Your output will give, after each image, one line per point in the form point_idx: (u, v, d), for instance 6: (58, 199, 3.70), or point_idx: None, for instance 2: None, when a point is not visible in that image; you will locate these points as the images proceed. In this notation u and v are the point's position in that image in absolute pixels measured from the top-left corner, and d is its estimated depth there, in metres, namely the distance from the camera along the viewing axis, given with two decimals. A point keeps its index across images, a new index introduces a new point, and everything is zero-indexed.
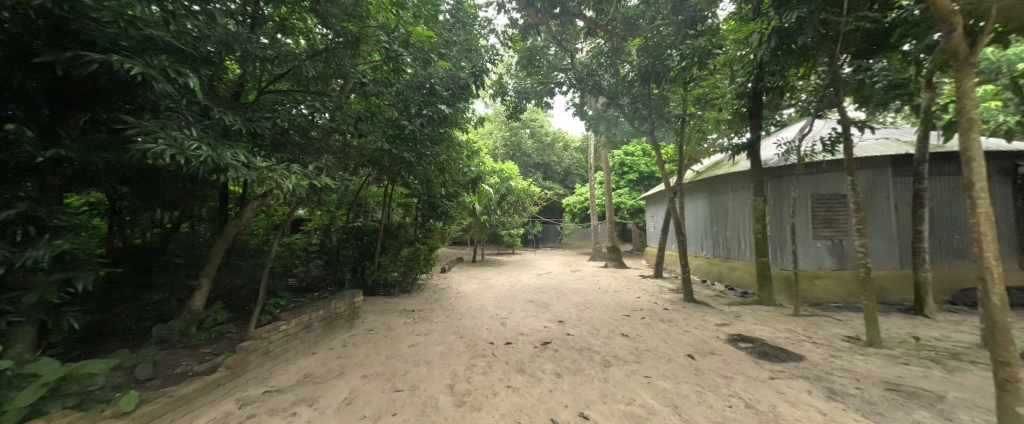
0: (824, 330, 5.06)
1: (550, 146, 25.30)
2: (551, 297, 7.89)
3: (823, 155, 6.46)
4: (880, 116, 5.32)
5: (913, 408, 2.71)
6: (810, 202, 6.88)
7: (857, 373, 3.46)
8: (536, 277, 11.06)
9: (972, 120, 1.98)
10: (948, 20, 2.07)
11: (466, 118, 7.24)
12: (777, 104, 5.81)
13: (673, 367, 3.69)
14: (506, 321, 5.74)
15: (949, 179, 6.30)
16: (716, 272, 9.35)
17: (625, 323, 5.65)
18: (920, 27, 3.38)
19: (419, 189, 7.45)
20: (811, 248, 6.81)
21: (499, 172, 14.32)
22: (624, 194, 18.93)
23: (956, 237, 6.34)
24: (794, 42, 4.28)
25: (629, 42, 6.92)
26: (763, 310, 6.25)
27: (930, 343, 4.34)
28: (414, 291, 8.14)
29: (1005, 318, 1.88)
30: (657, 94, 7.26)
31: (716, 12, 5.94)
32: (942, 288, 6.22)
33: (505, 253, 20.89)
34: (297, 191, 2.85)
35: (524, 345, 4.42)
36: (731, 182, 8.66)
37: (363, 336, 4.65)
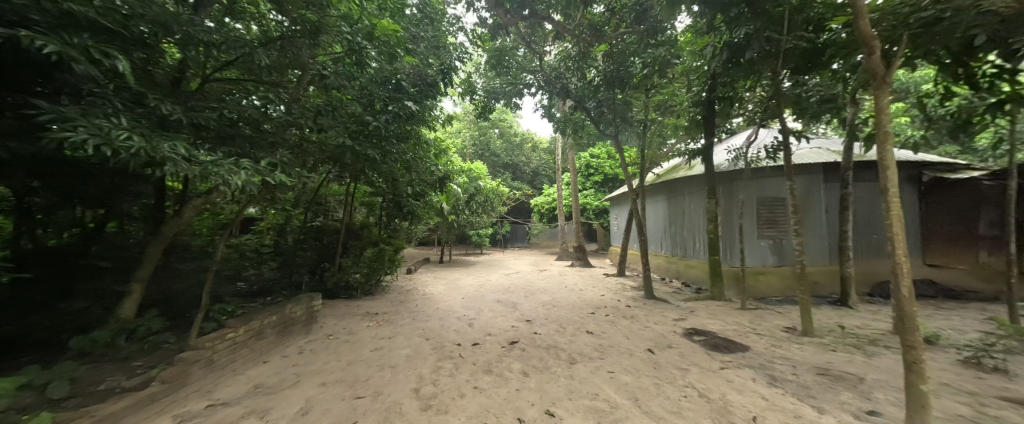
0: (766, 321, 5.52)
1: (519, 147, 25.47)
2: (518, 297, 7.95)
3: (766, 161, 7.05)
4: (814, 127, 5.89)
5: (840, 390, 3.03)
6: (756, 204, 7.47)
7: (794, 360, 3.81)
8: (504, 277, 11.09)
9: (887, 132, 2.23)
10: (869, 43, 2.32)
11: (434, 116, 7.11)
12: (727, 113, 6.31)
13: (634, 361, 3.86)
14: (474, 321, 5.70)
15: (868, 185, 7.11)
16: (674, 270, 9.90)
17: (590, 320, 5.82)
18: (846, 49, 3.78)
19: (384, 188, 7.20)
20: (757, 247, 7.41)
21: (468, 172, 14.19)
22: (590, 195, 19.47)
23: (874, 236, 7.16)
24: (741, 57, 4.68)
25: (596, 48, 7.09)
26: (715, 304, 6.71)
27: (853, 331, 4.87)
28: (378, 293, 7.86)
29: (912, 308, 2.14)
30: (620, 99, 7.50)
31: (675, 23, 6.25)
32: (863, 282, 7.00)
33: (473, 253, 20.77)
34: (245, 188, 2.64)
35: (492, 345, 4.41)
36: (687, 185, 9.22)
37: (323, 342, 4.42)
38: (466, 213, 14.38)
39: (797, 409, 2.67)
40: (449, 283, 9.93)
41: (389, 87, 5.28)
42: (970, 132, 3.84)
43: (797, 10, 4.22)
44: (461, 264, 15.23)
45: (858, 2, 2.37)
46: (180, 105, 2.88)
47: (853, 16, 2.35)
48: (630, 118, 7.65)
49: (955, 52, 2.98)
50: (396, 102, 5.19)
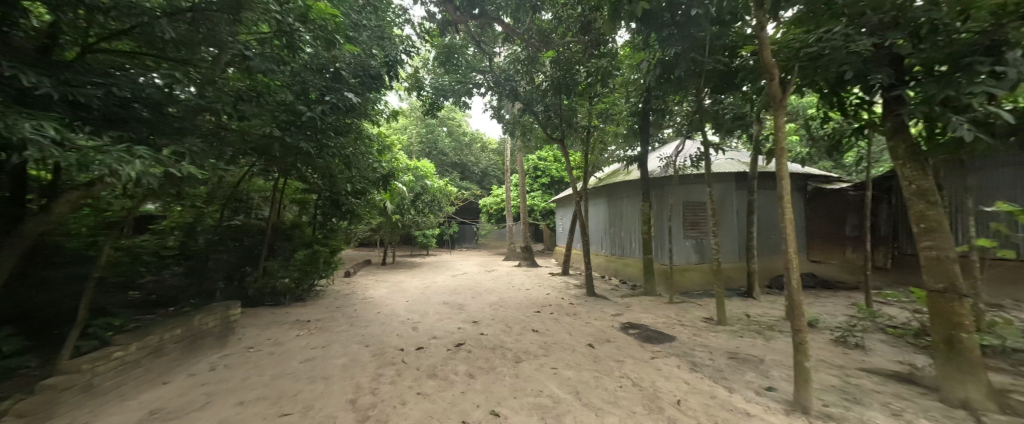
0: (690, 313, 6.15)
1: (468, 146, 25.24)
2: (465, 298, 7.87)
3: (690, 169, 7.86)
4: (728, 142, 6.70)
5: (745, 370, 3.47)
6: (682, 208, 8.28)
7: (711, 347, 4.29)
8: (451, 278, 10.92)
9: (782, 148, 2.62)
10: (770, 71, 2.72)
11: (377, 110, 6.75)
12: (659, 124, 6.93)
13: (576, 356, 4.04)
14: (418, 325, 5.51)
15: (768, 192, 8.29)
16: (613, 268, 10.57)
17: (535, 319, 5.97)
18: (752, 74, 4.35)
19: (319, 185, 6.64)
20: (683, 246, 8.22)
21: (414, 170, 13.68)
22: (537, 197, 19.99)
23: (773, 236, 8.36)
24: (671, 74, 5.16)
25: (544, 53, 7.20)
26: (647, 299, 7.30)
27: (756, 318, 5.62)
28: (310, 299, 7.25)
29: (800, 297, 2.53)
30: (566, 105, 7.81)
31: (615, 37, 6.68)
32: (763, 276, 8.14)
33: (419, 254, 20.11)
34: (142, 180, 2.24)
35: (437, 348, 4.30)
36: (625, 189, 9.93)
37: (243, 355, 3.94)
38: (412, 213, 13.86)
39: (713, 390, 3.00)
40: (392, 286, 9.50)
41: (326, 76, 4.89)
42: (839, 150, 4.66)
43: (716, 37, 4.73)
44: (406, 265, 14.68)
45: (763, 36, 2.77)
46: (50, 77, 2.37)
47: (760, 48, 2.75)
48: (575, 124, 8.01)
49: (830, 85, 3.60)
50: (334, 92, 4.80)
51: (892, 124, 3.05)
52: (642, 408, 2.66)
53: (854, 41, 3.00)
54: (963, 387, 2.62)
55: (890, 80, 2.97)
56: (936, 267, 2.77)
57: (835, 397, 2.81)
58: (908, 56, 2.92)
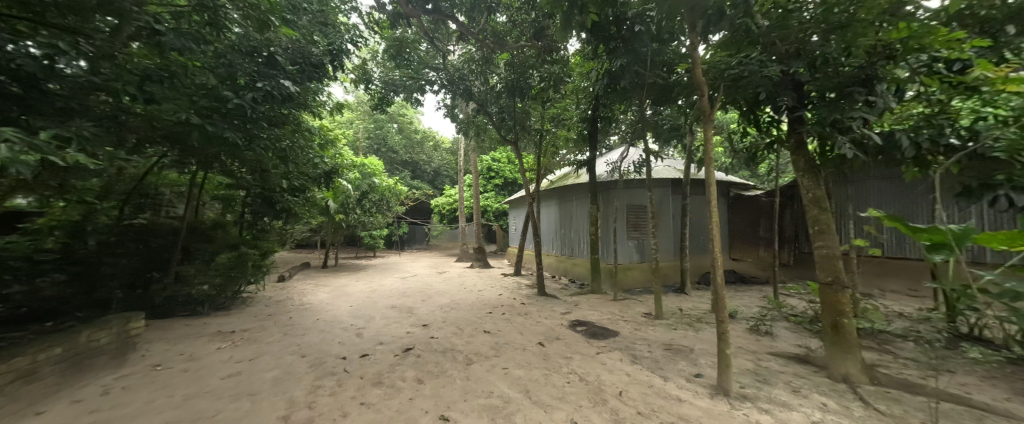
0: (632, 309, 6.57)
1: (419, 144, 24.46)
2: (415, 300, 7.63)
3: (634, 175, 8.39)
4: (665, 151, 7.32)
5: (678, 360, 3.80)
6: (626, 210, 8.81)
7: (649, 340, 4.63)
8: (400, 281, 10.51)
9: (709, 158, 2.91)
10: (700, 88, 3.02)
11: (319, 102, 6.26)
12: (606, 131, 7.32)
13: (526, 355, 4.10)
14: (363, 331, 5.20)
15: (699, 197, 9.16)
16: (563, 268, 10.95)
17: (487, 320, 5.96)
18: (686, 89, 4.74)
19: (248, 180, 5.98)
20: (626, 247, 8.76)
21: (360, 167, 12.88)
22: (490, 198, 20.00)
23: (703, 237, 9.24)
24: (617, 84, 5.50)
25: (498, 55, 7.29)
26: (594, 297, 7.67)
27: (688, 312, 6.17)
28: (237, 307, 6.51)
29: (723, 291, 2.83)
30: (520, 108, 7.92)
31: (567, 45, 6.88)
32: (695, 273, 8.97)
33: (365, 256, 19.05)
34: (9, 169, 1.83)
35: (383, 354, 4.10)
36: (574, 192, 10.34)
37: (146, 375, 3.39)
38: (357, 213, 13.05)
39: (651, 380, 3.24)
40: (334, 290, 8.87)
41: (259, 60, 4.44)
42: (755, 161, 5.29)
43: (657, 53, 5.08)
44: (351, 268, 13.82)
45: (695, 56, 3.06)
46: None
47: (692, 66, 3.04)
48: (528, 127, 8.16)
49: (747, 104, 4.07)
50: (268, 79, 4.35)
51: (795, 141, 3.52)
52: (587, 402, 2.78)
53: (767, 67, 3.42)
54: (845, 363, 3.13)
55: (793, 103, 3.44)
56: (826, 263, 3.26)
57: (749, 379, 3.18)
58: (806, 83, 3.41)
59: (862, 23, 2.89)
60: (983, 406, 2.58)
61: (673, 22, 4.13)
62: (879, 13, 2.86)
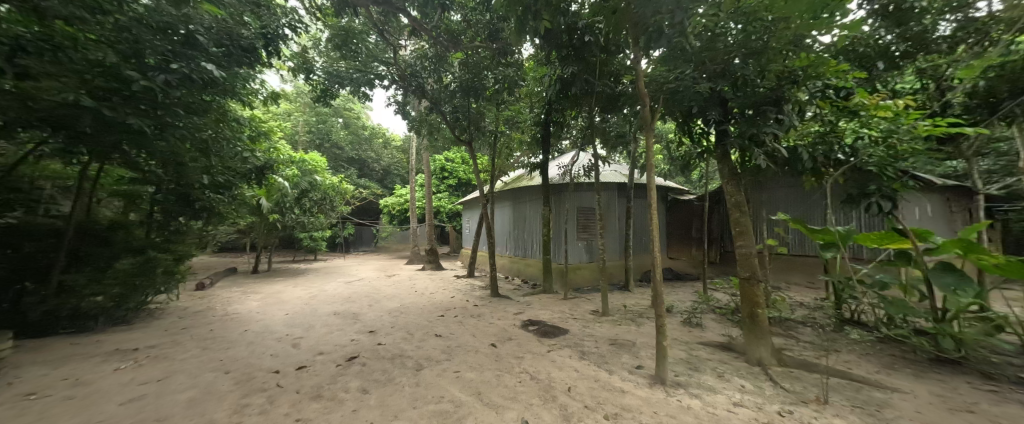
0: (580, 307, 6.85)
1: (367, 141, 23.20)
2: (361, 306, 7.21)
3: (584, 178, 8.74)
4: (613, 156, 7.75)
5: (622, 353, 4.03)
6: (576, 212, 9.16)
7: (596, 336, 4.85)
8: (345, 285, 9.88)
9: (650, 164, 3.13)
10: (643, 99, 3.25)
11: (252, 89, 5.67)
12: (558, 135, 7.56)
13: (478, 357, 4.07)
14: (300, 341, 4.79)
15: (641, 201, 9.82)
16: (516, 269, 11.08)
17: (438, 323, 5.82)
18: (630, 99, 5.08)
19: (158, 174, 5.19)
20: (576, 247, 9.13)
21: (299, 162, 11.81)
22: (443, 198, 19.60)
23: (644, 238, 9.93)
24: (568, 91, 5.71)
25: (452, 54, 7.13)
26: (545, 297, 7.87)
27: (631, 308, 6.58)
28: (143, 321, 5.64)
29: (662, 288, 3.05)
30: (474, 108, 7.88)
31: (521, 49, 7.02)
32: (637, 271, 9.60)
33: (305, 259, 17.62)
34: None
35: (323, 365, 3.80)
36: (527, 193, 10.53)
37: (13, 406, 2.79)
38: (296, 213, 12.00)
39: (597, 374, 3.39)
40: (267, 297, 8.07)
41: (173, 38, 3.89)
42: (689, 169, 5.82)
43: (604, 64, 5.35)
44: (287, 273, 12.69)
45: (638, 69, 3.28)
46: None
47: (635, 79, 3.26)
48: (483, 128, 8.14)
49: (682, 116, 4.46)
50: (186, 60, 3.78)
51: (720, 152, 3.93)
52: (538, 399, 2.83)
53: (699, 83, 3.77)
54: (759, 348, 3.55)
55: (720, 117, 3.84)
56: (744, 261, 3.67)
57: (682, 367, 3.48)
58: (729, 100, 3.81)
59: (774, 50, 3.35)
60: (860, 378, 3.09)
61: (619, 35, 4.37)
62: (787, 43, 3.33)
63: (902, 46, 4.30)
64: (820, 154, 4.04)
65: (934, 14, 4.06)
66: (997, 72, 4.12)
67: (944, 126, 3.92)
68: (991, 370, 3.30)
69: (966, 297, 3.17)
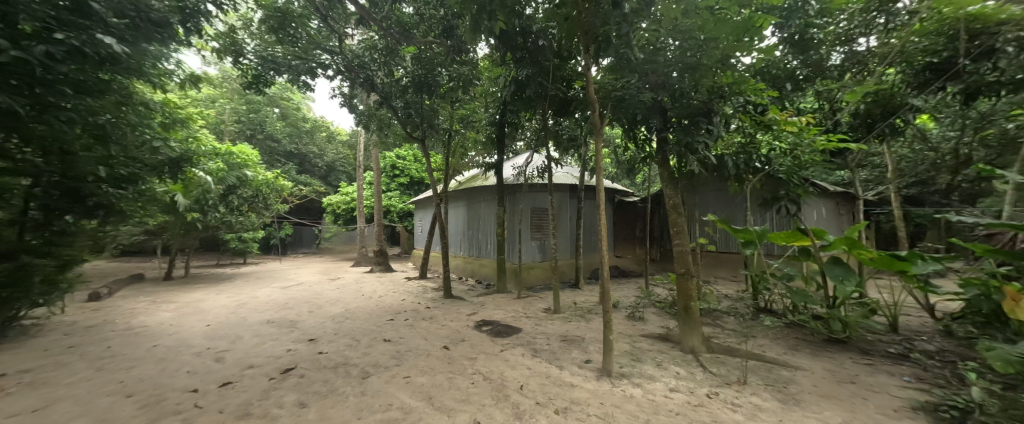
0: (533, 306, 6.97)
1: (309, 134, 21.52)
2: (299, 312, 6.66)
3: (538, 179, 8.90)
4: (565, 158, 8.00)
5: (572, 349, 4.18)
6: (530, 213, 9.32)
7: (547, 333, 4.98)
8: (280, 291, 9.06)
9: (598, 168, 3.26)
10: (593, 105, 3.40)
11: (166, 70, 4.97)
12: (513, 135, 7.64)
13: (430, 361, 3.96)
14: (224, 355, 4.28)
15: (591, 202, 10.28)
16: (470, 269, 10.98)
17: (387, 327, 5.56)
18: (582, 105, 5.30)
19: (37, 164, 4.21)
20: (530, 246, 9.29)
21: (225, 155, 10.40)
22: (393, 197, 18.76)
23: (593, 237, 10.39)
24: (522, 94, 5.80)
25: (403, 47, 6.82)
26: (498, 297, 7.89)
27: (581, 305, 6.84)
28: (12, 340, 4.65)
29: (609, 285, 3.22)
30: (427, 105, 7.66)
31: (476, 48, 6.95)
32: (587, 269, 10.01)
33: (233, 263, 15.85)
34: None
35: (252, 380, 3.44)
36: (482, 193, 10.49)
37: None
38: (221, 211, 10.79)
39: (548, 371, 3.47)
40: (183, 307, 7.10)
41: (59, 3, 3.20)
42: (634, 172, 6.22)
43: (557, 68, 5.51)
44: (210, 278, 11.28)
45: (589, 76, 3.42)
46: None
47: (586, 85, 3.39)
48: (437, 126, 8.01)
49: (628, 122, 4.72)
50: (77, 31, 3.25)
51: (660, 158, 4.24)
52: (490, 400, 2.83)
53: (642, 93, 4.03)
54: (692, 337, 3.89)
55: (660, 125, 4.13)
56: (679, 258, 4.00)
57: (626, 359, 3.71)
58: (668, 110, 4.11)
59: (705, 67, 3.70)
60: (771, 359, 3.53)
61: (571, 42, 4.53)
62: (716, 61, 3.70)
63: (803, 71, 5.05)
64: (742, 162, 4.53)
65: (828, 46, 4.98)
66: (874, 97, 4.90)
67: (836, 142, 4.64)
68: (867, 346, 3.96)
69: (850, 285, 3.79)
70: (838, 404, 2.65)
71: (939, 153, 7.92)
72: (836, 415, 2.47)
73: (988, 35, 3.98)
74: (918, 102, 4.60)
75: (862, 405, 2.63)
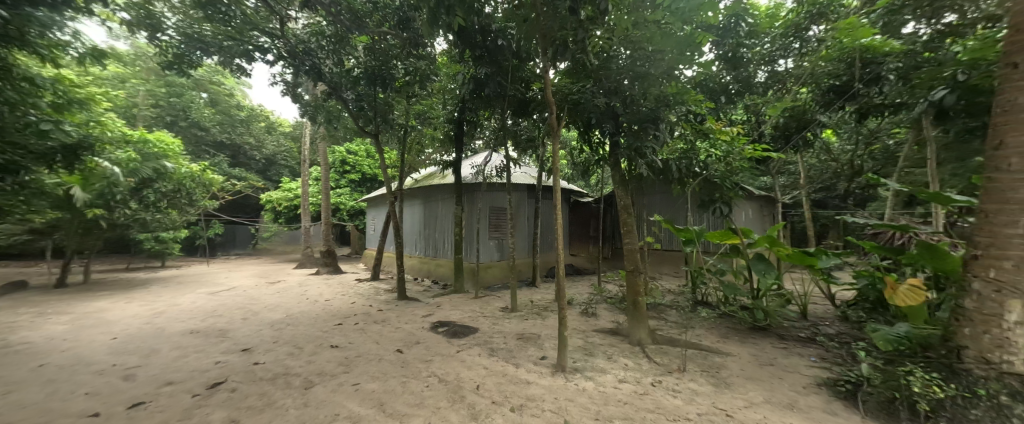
0: (490, 305, 6.97)
1: (244, 123, 19.60)
2: (232, 320, 6.04)
3: (496, 178, 8.92)
4: (523, 158, 8.11)
5: (528, 347, 4.24)
6: (488, 212, 9.29)
7: (504, 332, 5.00)
8: (209, 296, 8.16)
9: (556, 170, 3.32)
10: (551, 107, 3.45)
11: (60, 41, 4.21)
12: (472, 133, 7.59)
13: (382, 366, 3.79)
14: (136, 371, 3.74)
15: (548, 202, 10.50)
16: (426, 269, 10.69)
17: (334, 333, 5.23)
18: (540, 106, 5.41)
19: None
20: (487, 246, 9.31)
21: (138, 143, 9.02)
22: (343, 195, 17.68)
23: (549, 236, 10.62)
24: (481, 92, 5.74)
25: (355, 37, 6.48)
26: (455, 297, 7.79)
27: (537, 303, 6.99)
28: None
29: (564, 282, 3.31)
30: (381, 98, 7.35)
31: (433, 43, 6.83)
32: (543, 267, 10.22)
33: (150, 267, 14.02)
34: None
35: (171, 398, 3.04)
36: (439, 192, 10.27)
37: None
38: (131, 207, 9.39)
39: (505, 369, 3.49)
40: (81, 319, 6.10)
41: None
42: (588, 174, 6.43)
43: (516, 68, 5.52)
44: (117, 285, 9.79)
45: (547, 78, 3.48)
46: None
47: (544, 87, 3.44)
48: (392, 121, 7.68)
49: (583, 125, 4.86)
50: None
51: (612, 160, 4.43)
52: (445, 402, 2.77)
53: (595, 98, 4.19)
54: (639, 330, 4.14)
55: (613, 129, 4.31)
56: (629, 256, 4.21)
57: (579, 353, 3.84)
58: (620, 115, 4.26)
59: (653, 77, 4.01)
60: (706, 347, 3.87)
61: (529, 43, 4.59)
62: (662, 71, 3.99)
63: (735, 86, 5.56)
64: (683, 167, 4.89)
65: (755, 65, 5.52)
66: (790, 113, 5.83)
67: (760, 151, 5.21)
68: (783, 332, 4.49)
69: (770, 279, 4.28)
70: (759, 384, 2.97)
71: (840, 162, 9.21)
72: (759, 394, 2.76)
73: (876, 64, 4.66)
74: (825, 118, 5.45)
75: (779, 384, 2.97)
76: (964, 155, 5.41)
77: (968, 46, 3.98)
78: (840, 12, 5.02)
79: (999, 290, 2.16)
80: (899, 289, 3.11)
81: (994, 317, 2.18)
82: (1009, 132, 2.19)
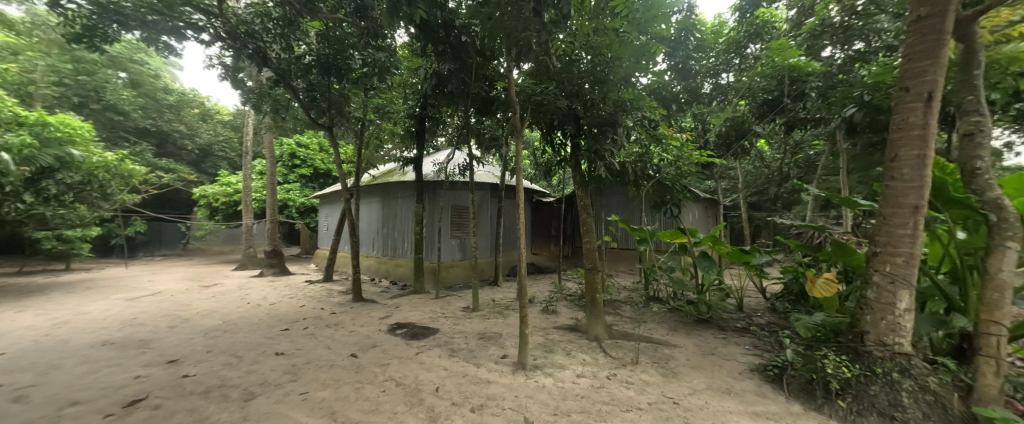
0: (451, 306, 6.85)
1: (174, 109, 17.59)
2: (156, 329, 5.37)
3: (458, 177, 8.78)
4: (486, 157, 8.05)
5: (489, 346, 4.23)
6: (450, 211, 9.15)
7: (465, 332, 4.94)
8: (127, 303, 7.22)
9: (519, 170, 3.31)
10: (514, 107, 3.45)
11: None
12: (433, 130, 7.40)
13: (334, 372, 3.57)
14: (30, 392, 3.20)
15: (510, 201, 10.56)
16: (384, 269, 10.29)
17: (280, 339, 4.85)
18: (504, 105, 5.40)
19: None
20: (449, 245, 9.15)
21: (34, 126, 7.72)
22: (292, 190, 16.47)
23: (512, 234, 10.68)
24: (444, 89, 5.61)
25: (307, 21, 6.08)
26: (414, 298, 7.56)
27: (498, 302, 6.99)
28: None
29: (525, 280, 3.34)
30: (336, 89, 6.97)
31: (393, 35, 6.51)
32: (505, 266, 10.26)
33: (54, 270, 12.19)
34: None
35: (76, 421, 2.64)
36: (399, 189, 9.93)
37: None
38: (26, 201, 8.01)
39: (465, 370, 3.45)
40: None
41: None
42: (550, 174, 6.53)
43: (479, 66, 5.50)
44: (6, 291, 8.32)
45: (511, 78, 3.47)
46: None
47: (508, 86, 3.42)
48: (347, 113, 7.29)
49: (545, 126, 4.91)
50: None
51: (573, 161, 4.54)
52: (403, 406, 2.68)
53: (558, 100, 4.25)
54: (597, 326, 4.29)
55: (573, 131, 4.42)
56: (588, 254, 4.36)
57: (538, 350, 3.91)
58: (581, 117, 4.38)
59: (612, 82, 4.19)
60: (656, 340, 4.11)
61: (493, 42, 4.58)
62: (620, 77, 4.17)
63: (684, 95, 6.00)
64: (639, 170, 5.12)
65: (701, 77, 6.04)
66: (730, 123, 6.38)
67: (706, 156, 5.63)
68: (723, 323, 4.89)
69: (713, 275, 4.63)
70: (702, 372, 3.22)
71: (772, 169, 10.23)
72: (701, 381, 2.98)
73: (801, 82, 5.26)
74: (759, 129, 6.04)
75: (718, 371, 3.23)
76: (867, 165, 6.27)
77: (872, 70, 4.54)
78: (773, 33, 5.61)
79: (894, 282, 2.52)
80: (816, 283, 3.48)
81: (890, 305, 2.54)
82: (902, 147, 2.56)
